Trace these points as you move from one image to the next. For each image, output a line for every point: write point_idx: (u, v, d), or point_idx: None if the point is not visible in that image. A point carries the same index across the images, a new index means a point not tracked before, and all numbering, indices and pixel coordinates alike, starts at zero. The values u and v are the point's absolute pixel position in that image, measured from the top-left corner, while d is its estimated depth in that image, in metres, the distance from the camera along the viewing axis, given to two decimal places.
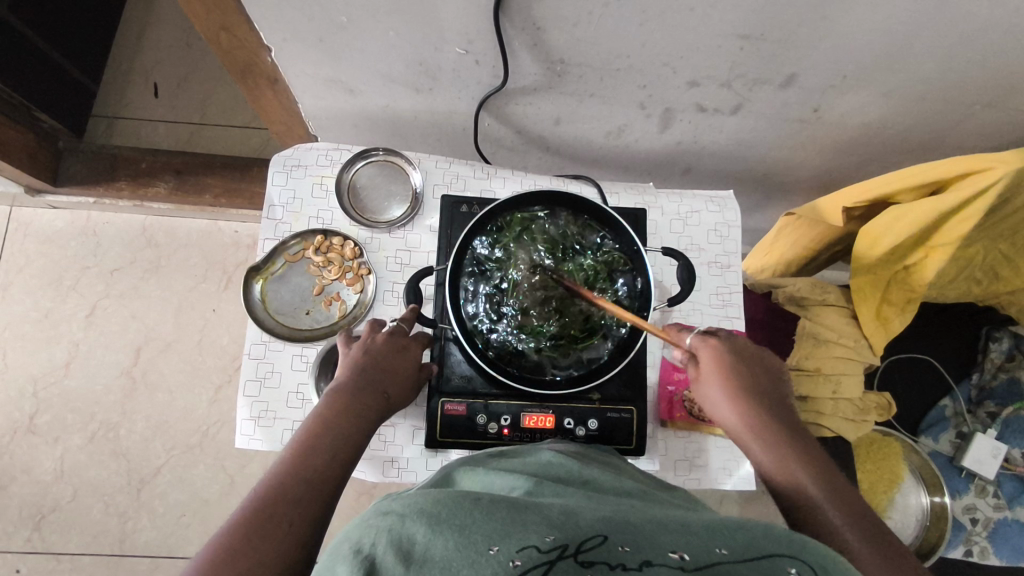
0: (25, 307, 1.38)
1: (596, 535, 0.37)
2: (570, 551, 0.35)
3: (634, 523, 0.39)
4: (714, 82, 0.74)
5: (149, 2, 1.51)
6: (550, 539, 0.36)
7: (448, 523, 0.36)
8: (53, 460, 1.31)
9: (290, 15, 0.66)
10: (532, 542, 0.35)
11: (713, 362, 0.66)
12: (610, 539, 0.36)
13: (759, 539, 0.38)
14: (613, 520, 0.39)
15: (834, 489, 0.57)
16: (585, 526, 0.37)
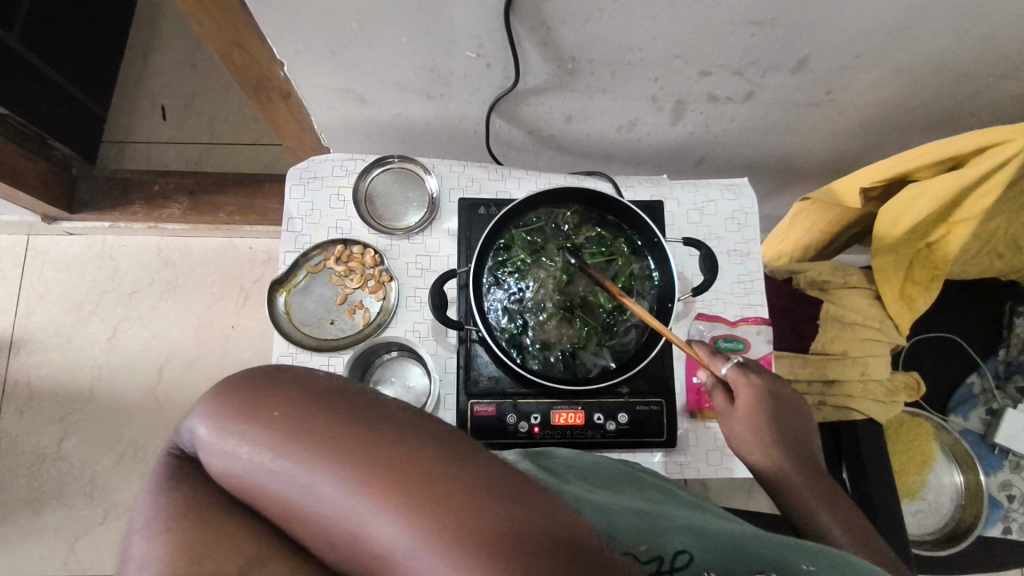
0: (47, 334, 1.40)
1: (683, 551, 0.39)
2: (666, 565, 0.38)
3: (716, 536, 0.41)
4: (726, 71, 0.74)
5: (153, 27, 1.53)
6: (644, 549, 0.39)
7: None
8: (83, 484, 1.32)
9: (301, 28, 0.66)
10: (628, 550, 0.38)
11: (745, 398, 0.66)
12: (696, 557, 0.39)
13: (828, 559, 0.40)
14: (695, 531, 0.41)
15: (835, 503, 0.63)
16: (671, 536, 0.40)
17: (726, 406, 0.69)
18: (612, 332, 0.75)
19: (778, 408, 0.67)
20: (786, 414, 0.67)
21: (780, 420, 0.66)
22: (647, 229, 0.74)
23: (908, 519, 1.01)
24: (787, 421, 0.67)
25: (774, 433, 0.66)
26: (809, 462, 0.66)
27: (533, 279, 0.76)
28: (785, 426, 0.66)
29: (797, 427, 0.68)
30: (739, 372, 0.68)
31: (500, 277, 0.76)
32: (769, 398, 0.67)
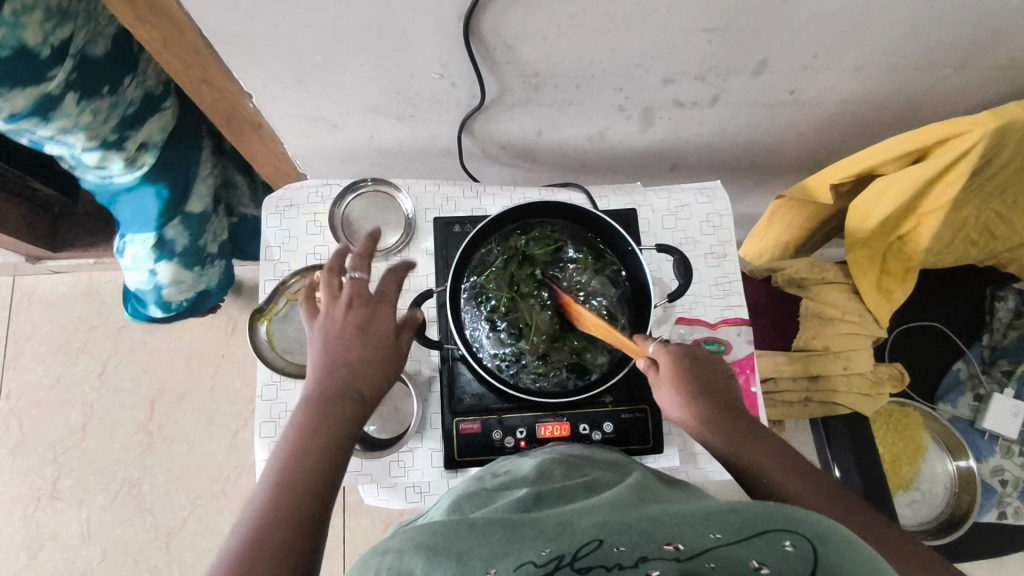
0: (38, 374, 1.42)
1: (591, 540, 0.40)
2: (566, 560, 0.39)
3: (628, 522, 0.42)
4: (689, 77, 0.75)
5: None
6: (546, 552, 0.40)
7: (445, 554, 0.41)
8: (79, 523, 1.33)
9: (266, 60, 0.67)
10: (528, 558, 0.39)
11: (670, 369, 0.64)
12: (605, 543, 0.40)
13: (755, 516, 0.42)
14: (609, 522, 0.42)
15: (795, 465, 0.58)
16: (579, 533, 0.41)
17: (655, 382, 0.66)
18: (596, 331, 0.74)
19: (703, 374, 0.64)
20: (710, 382, 0.64)
21: (708, 386, 0.64)
22: (619, 241, 0.74)
23: (903, 509, 1.00)
24: (715, 383, 0.65)
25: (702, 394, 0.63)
26: (748, 419, 0.62)
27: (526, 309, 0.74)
28: (710, 386, 0.64)
29: (720, 386, 0.65)
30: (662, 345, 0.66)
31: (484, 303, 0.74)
32: (689, 360, 0.65)
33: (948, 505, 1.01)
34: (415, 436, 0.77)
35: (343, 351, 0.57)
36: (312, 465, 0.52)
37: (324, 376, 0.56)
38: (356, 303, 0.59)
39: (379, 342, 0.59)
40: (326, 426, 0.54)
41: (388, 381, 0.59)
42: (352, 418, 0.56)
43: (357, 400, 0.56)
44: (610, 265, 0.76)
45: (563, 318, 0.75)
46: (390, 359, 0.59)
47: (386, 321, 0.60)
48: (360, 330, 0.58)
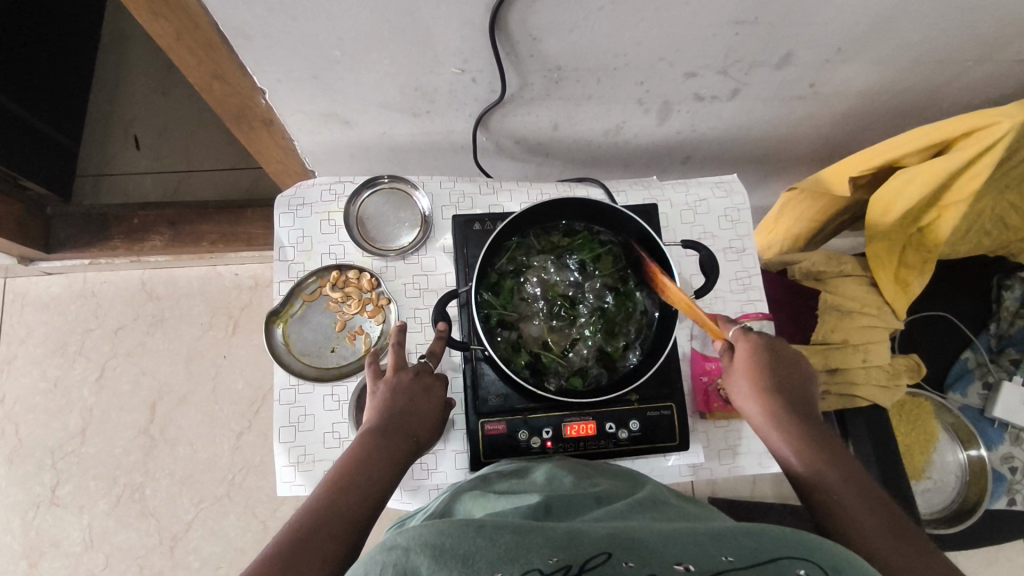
0: (33, 378, 1.38)
1: (600, 553, 0.40)
2: (574, 571, 0.38)
3: (639, 538, 0.42)
4: (712, 70, 0.74)
5: (119, 58, 1.51)
6: (553, 560, 0.39)
7: (451, 554, 0.39)
8: (81, 529, 1.31)
9: (283, 56, 0.65)
10: (535, 565, 0.38)
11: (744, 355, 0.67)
12: (613, 557, 0.40)
13: (769, 542, 0.41)
14: (617, 536, 0.42)
15: (853, 476, 0.58)
16: (588, 545, 0.41)
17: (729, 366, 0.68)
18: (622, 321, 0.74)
19: (780, 370, 0.66)
20: (785, 377, 0.66)
21: (782, 382, 0.65)
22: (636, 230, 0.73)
23: (919, 499, 1.02)
24: (790, 380, 0.66)
25: (775, 386, 0.65)
26: (815, 422, 0.63)
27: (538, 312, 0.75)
28: (784, 383, 0.65)
29: (795, 386, 0.66)
30: (743, 331, 0.68)
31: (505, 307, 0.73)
32: (770, 352, 0.67)
33: (959, 492, 1.02)
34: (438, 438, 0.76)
35: (404, 401, 0.64)
36: (371, 480, 0.57)
37: (382, 413, 0.63)
38: (422, 374, 0.68)
39: (431, 409, 0.66)
40: (384, 453, 0.59)
41: (431, 440, 0.66)
42: (404, 456, 0.61)
43: (412, 444, 0.62)
44: (640, 261, 0.74)
45: (599, 316, 0.75)
46: (436, 425, 0.66)
47: (439, 395, 0.68)
48: (422, 393, 0.66)
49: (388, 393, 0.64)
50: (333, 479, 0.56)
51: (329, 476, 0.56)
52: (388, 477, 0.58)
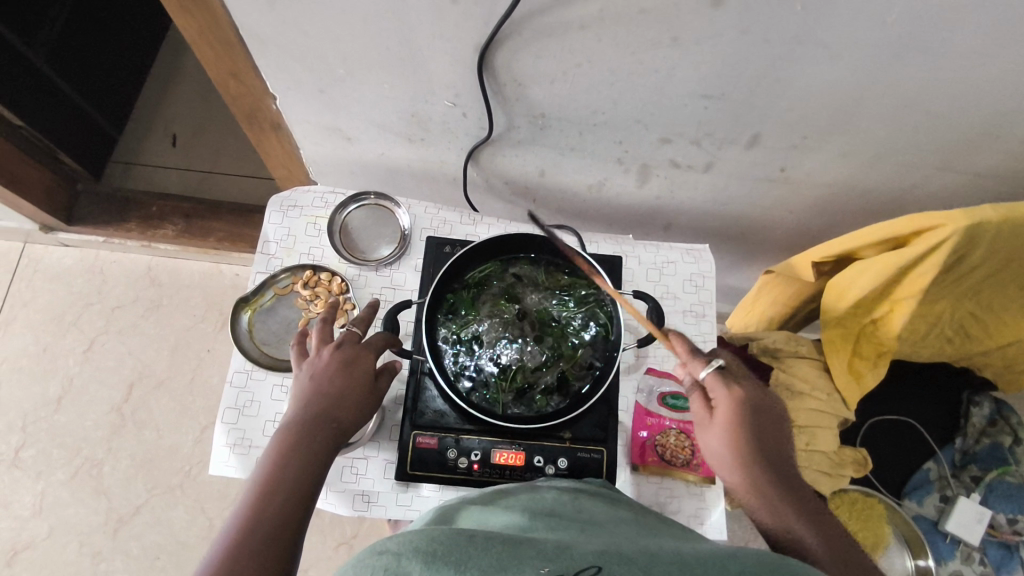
0: (25, 341, 1.44)
1: (590, 566, 0.40)
2: None
3: (628, 554, 0.42)
4: (685, 139, 0.79)
5: (175, 63, 1.64)
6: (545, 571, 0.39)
7: (443, 561, 0.40)
8: (33, 495, 1.32)
9: (291, 65, 0.72)
10: None
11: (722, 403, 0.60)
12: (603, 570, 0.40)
13: (759, 564, 0.41)
14: (606, 552, 0.42)
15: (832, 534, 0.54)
16: (578, 557, 0.41)
17: (704, 415, 0.62)
18: (568, 356, 0.77)
19: (759, 425, 0.60)
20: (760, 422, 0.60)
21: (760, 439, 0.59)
22: (587, 267, 0.78)
23: None
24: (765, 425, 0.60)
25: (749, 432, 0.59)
26: (787, 474, 0.58)
27: (490, 338, 0.77)
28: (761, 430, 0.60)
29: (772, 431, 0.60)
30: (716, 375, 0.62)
31: (454, 332, 0.77)
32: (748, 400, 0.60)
33: None
34: (373, 444, 0.78)
35: (326, 381, 0.65)
36: (293, 472, 0.57)
37: (305, 399, 0.63)
38: (347, 348, 0.69)
39: (357, 381, 0.67)
40: (303, 442, 0.59)
41: (362, 414, 0.66)
42: (329, 441, 0.61)
43: (334, 426, 0.63)
44: (587, 300, 0.79)
45: (543, 354, 0.77)
46: (365, 398, 0.67)
47: (367, 364, 0.68)
48: (345, 368, 0.67)
49: (309, 379, 0.65)
50: (264, 476, 0.56)
51: (258, 474, 0.56)
52: (314, 467, 0.58)
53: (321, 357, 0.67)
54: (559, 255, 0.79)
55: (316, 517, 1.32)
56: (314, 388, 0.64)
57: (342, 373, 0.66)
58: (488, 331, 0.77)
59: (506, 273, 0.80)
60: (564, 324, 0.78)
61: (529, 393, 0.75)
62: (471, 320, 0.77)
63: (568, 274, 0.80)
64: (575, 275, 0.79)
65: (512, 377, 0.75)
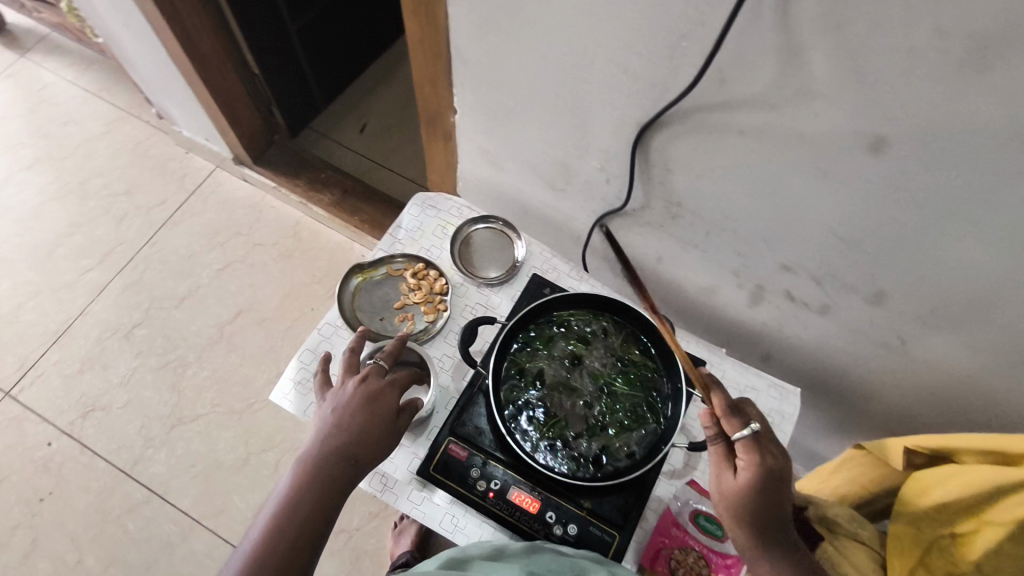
0: (180, 242, 1.67)
1: None
2: None
3: None
4: (809, 274, 0.78)
5: (391, 70, 1.88)
6: None
7: None
8: (127, 368, 1.52)
9: (478, 90, 0.82)
10: None
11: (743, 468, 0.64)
12: None
13: None
14: None
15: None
16: None
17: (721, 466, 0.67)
18: (619, 429, 0.76)
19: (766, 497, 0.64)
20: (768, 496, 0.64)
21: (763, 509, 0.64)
22: (666, 355, 0.80)
23: None
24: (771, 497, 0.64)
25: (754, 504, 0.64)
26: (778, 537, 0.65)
27: (551, 381, 0.79)
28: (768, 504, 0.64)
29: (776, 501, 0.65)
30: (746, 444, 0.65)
31: (521, 362, 0.80)
32: (764, 478, 0.64)
33: None
34: (409, 434, 0.81)
35: (346, 418, 0.67)
36: (301, 517, 0.62)
37: (324, 436, 0.66)
38: (370, 383, 0.71)
39: (376, 419, 0.69)
40: (314, 485, 0.63)
41: (379, 453, 0.69)
42: (342, 483, 0.65)
43: (349, 468, 0.66)
44: (656, 384, 0.79)
45: (598, 413, 0.77)
46: (383, 437, 0.69)
47: (388, 401, 0.71)
48: (366, 404, 0.69)
49: (330, 413, 0.68)
50: (273, 518, 0.61)
51: (270, 515, 0.62)
52: (321, 512, 0.63)
53: (347, 392, 0.70)
54: (644, 333, 0.82)
55: None
56: (333, 423, 0.67)
57: (361, 413, 0.68)
58: (552, 374, 0.79)
59: (589, 331, 0.82)
60: (625, 397, 0.78)
61: (567, 446, 0.75)
62: (541, 358, 0.80)
63: (647, 355, 0.81)
64: (653, 358, 0.81)
65: (557, 425, 0.77)
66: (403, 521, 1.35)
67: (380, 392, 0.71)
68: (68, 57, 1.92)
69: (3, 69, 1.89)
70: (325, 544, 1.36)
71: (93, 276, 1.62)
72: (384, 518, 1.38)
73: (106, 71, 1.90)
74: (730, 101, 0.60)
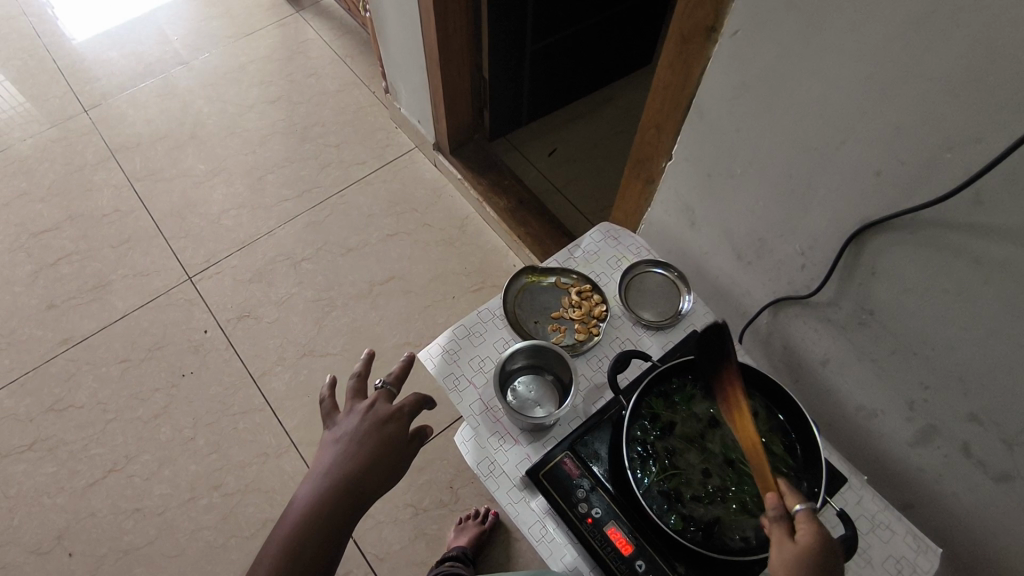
0: (363, 200, 1.85)
1: None
2: None
3: None
4: (997, 434, 0.71)
5: (595, 109, 1.97)
6: None
7: None
8: (286, 291, 1.70)
9: (704, 146, 0.85)
10: None
11: (807, 541, 0.58)
12: None
13: None
14: None
15: None
16: None
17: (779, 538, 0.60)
18: (737, 511, 0.74)
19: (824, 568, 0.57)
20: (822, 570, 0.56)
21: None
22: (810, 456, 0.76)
23: None
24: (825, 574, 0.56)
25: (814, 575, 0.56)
26: None
27: (683, 436, 0.78)
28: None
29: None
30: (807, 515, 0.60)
31: (660, 406, 0.79)
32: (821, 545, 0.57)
33: None
34: (528, 435, 0.85)
35: (354, 444, 0.74)
36: (316, 541, 0.67)
37: (333, 464, 0.73)
38: (377, 410, 0.78)
39: (384, 443, 0.76)
40: (325, 512, 0.69)
41: (390, 476, 0.75)
42: (354, 502, 0.71)
43: (359, 494, 0.72)
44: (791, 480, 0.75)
45: (720, 486, 0.75)
46: (393, 460, 0.76)
47: (397, 428, 0.78)
48: (375, 431, 0.76)
49: (340, 440, 0.75)
50: (289, 536, 0.67)
51: (286, 531, 0.68)
52: (335, 534, 0.69)
53: (357, 421, 0.77)
54: (793, 424, 0.78)
55: (415, 472, 1.44)
56: (344, 450, 0.74)
57: (366, 442, 0.75)
58: (686, 429, 0.79)
59: None
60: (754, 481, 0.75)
61: (679, 504, 0.74)
62: (680, 409, 0.80)
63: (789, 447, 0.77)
64: (796, 452, 0.77)
65: (675, 480, 0.76)
66: (468, 521, 1.37)
67: (385, 420, 0.78)
68: (332, 22, 2.21)
69: (280, 18, 2.22)
70: (393, 511, 1.41)
71: (287, 206, 1.84)
72: (451, 511, 1.41)
73: (357, 42, 2.17)
74: (979, 227, 0.58)
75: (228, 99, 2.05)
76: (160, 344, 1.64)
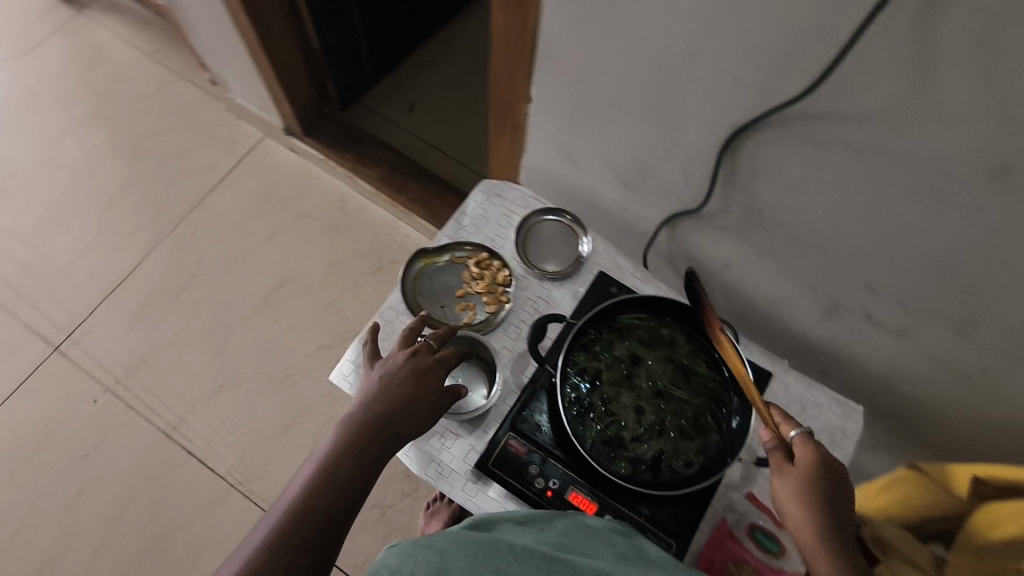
0: (226, 208, 1.67)
1: None
2: None
3: None
4: (893, 297, 0.75)
5: (443, 50, 1.86)
6: None
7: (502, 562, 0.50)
8: (172, 330, 1.55)
9: (563, 84, 0.80)
10: None
11: (808, 462, 0.63)
12: None
13: None
14: None
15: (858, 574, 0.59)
16: None
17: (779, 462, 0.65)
18: (684, 439, 0.75)
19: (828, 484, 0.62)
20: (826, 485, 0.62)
21: (823, 494, 0.62)
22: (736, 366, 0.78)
23: None
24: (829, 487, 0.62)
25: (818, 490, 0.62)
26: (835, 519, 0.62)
27: (617, 383, 0.78)
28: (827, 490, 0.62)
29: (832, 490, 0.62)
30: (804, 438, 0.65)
31: (586, 361, 0.78)
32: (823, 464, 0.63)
33: None
34: (467, 425, 0.82)
35: (395, 385, 0.68)
36: (347, 472, 0.60)
37: (374, 398, 0.67)
38: (420, 358, 0.72)
39: (424, 391, 0.69)
40: (361, 445, 0.63)
41: (421, 425, 0.69)
42: (386, 446, 0.65)
43: (394, 437, 0.66)
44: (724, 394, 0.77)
45: (663, 421, 0.76)
46: (427, 410, 0.69)
47: (435, 379, 0.71)
48: (416, 376, 0.70)
49: (381, 379, 0.69)
50: (321, 461, 0.61)
51: (320, 454, 0.61)
52: (368, 471, 0.62)
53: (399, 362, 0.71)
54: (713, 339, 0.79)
55: None
56: (384, 390, 0.67)
57: (411, 382, 0.69)
58: (617, 376, 0.78)
59: (657, 335, 0.81)
60: (692, 406, 0.77)
61: (630, 451, 0.74)
62: (606, 358, 0.79)
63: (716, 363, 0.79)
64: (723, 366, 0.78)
65: (620, 428, 0.75)
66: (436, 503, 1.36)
67: (428, 367, 0.71)
68: (123, 16, 1.92)
69: (60, 24, 1.90)
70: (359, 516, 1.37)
71: (142, 237, 1.64)
72: (416, 498, 1.39)
73: (161, 31, 1.90)
74: (844, 114, 0.58)
75: (29, 133, 1.76)
76: (48, 429, 1.46)
